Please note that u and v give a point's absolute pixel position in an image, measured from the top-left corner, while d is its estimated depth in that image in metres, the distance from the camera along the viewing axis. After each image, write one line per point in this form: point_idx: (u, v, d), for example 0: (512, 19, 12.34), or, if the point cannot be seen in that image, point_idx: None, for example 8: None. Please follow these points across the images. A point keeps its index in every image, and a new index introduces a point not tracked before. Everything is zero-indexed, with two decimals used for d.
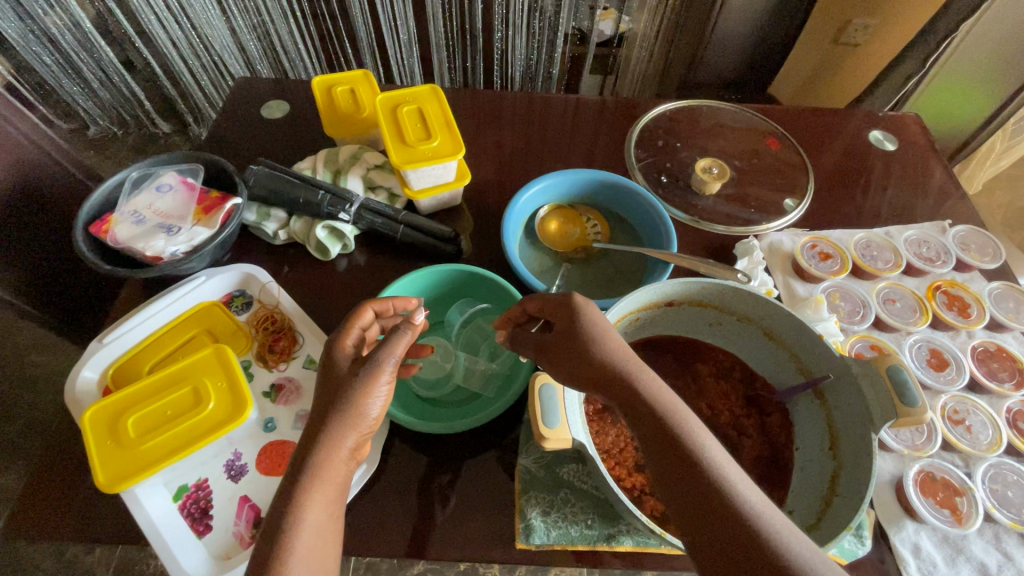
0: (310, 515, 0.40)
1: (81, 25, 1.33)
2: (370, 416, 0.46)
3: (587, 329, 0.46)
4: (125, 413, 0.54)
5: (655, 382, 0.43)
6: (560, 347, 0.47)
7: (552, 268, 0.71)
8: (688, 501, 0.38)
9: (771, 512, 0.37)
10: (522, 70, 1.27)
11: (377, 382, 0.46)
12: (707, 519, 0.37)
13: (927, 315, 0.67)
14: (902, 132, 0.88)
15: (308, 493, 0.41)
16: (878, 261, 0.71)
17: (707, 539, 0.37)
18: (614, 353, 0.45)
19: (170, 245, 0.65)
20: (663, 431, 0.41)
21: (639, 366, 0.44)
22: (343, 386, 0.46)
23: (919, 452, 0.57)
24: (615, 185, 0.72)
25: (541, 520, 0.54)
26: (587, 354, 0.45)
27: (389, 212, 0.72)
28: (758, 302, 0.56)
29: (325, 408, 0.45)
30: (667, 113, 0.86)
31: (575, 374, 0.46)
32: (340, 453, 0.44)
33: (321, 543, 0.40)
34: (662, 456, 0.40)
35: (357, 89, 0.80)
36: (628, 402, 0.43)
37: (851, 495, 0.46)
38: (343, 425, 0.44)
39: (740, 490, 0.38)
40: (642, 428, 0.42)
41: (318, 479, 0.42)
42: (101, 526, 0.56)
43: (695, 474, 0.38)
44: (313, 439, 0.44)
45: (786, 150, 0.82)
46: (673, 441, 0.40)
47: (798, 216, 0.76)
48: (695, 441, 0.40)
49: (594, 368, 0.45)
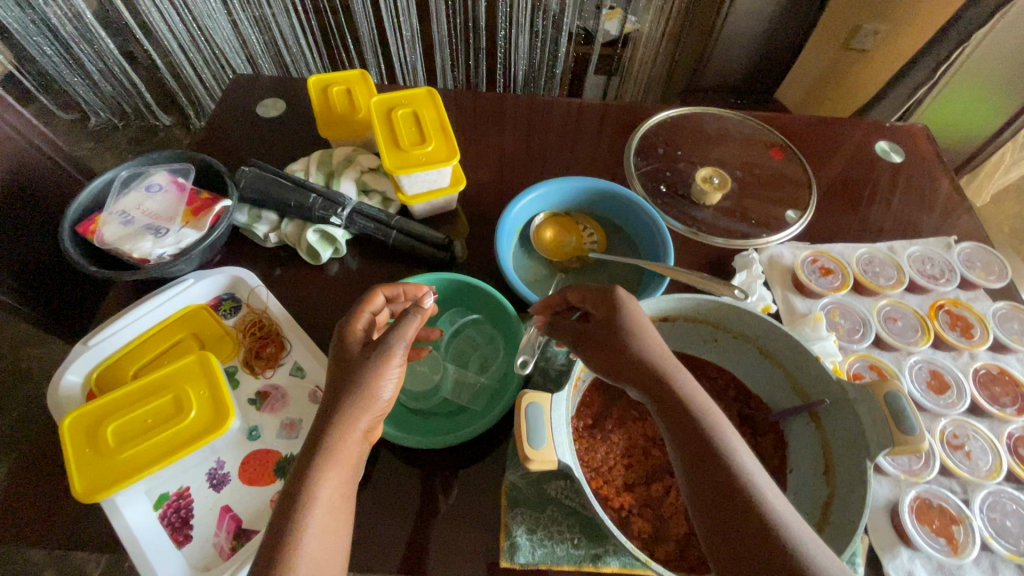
0: (319, 501, 0.40)
1: (82, 16, 1.31)
2: (382, 398, 0.46)
3: (630, 323, 0.47)
4: (105, 421, 0.53)
5: (689, 382, 0.45)
6: (599, 337, 0.48)
7: (546, 277, 0.70)
8: (714, 497, 0.39)
9: (787, 510, 0.38)
10: (525, 69, 1.26)
11: (389, 363, 0.47)
12: (733, 515, 0.38)
13: (929, 335, 0.65)
14: (910, 143, 0.86)
15: (319, 475, 0.41)
16: (880, 278, 0.70)
17: (730, 535, 0.38)
18: (652, 349, 0.46)
19: (157, 248, 0.63)
20: (694, 427, 0.42)
21: (674, 365, 0.46)
22: (355, 370, 0.46)
23: (916, 478, 0.56)
24: (613, 195, 0.71)
25: (527, 538, 0.53)
26: (626, 346, 0.46)
27: (382, 217, 0.71)
28: (753, 320, 0.54)
29: (340, 388, 0.46)
30: (669, 120, 0.85)
31: (612, 364, 0.47)
32: (352, 436, 0.44)
33: (332, 527, 0.40)
34: (691, 452, 0.41)
35: (353, 90, 0.79)
36: (661, 398, 0.45)
37: (845, 525, 0.44)
38: (357, 407, 0.44)
39: (764, 491, 0.39)
40: (672, 423, 0.43)
41: (332, 464, 0.42)
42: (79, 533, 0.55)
43: (723, 472, 0.40)
44: (326, 420, 0.44)
45: (789, 161, 0.80)
46: (704, 438, 0.41)
47: (800, 229, 0.75)
48: (725, 441, 0.41)
49: (632, 360, 0.46)
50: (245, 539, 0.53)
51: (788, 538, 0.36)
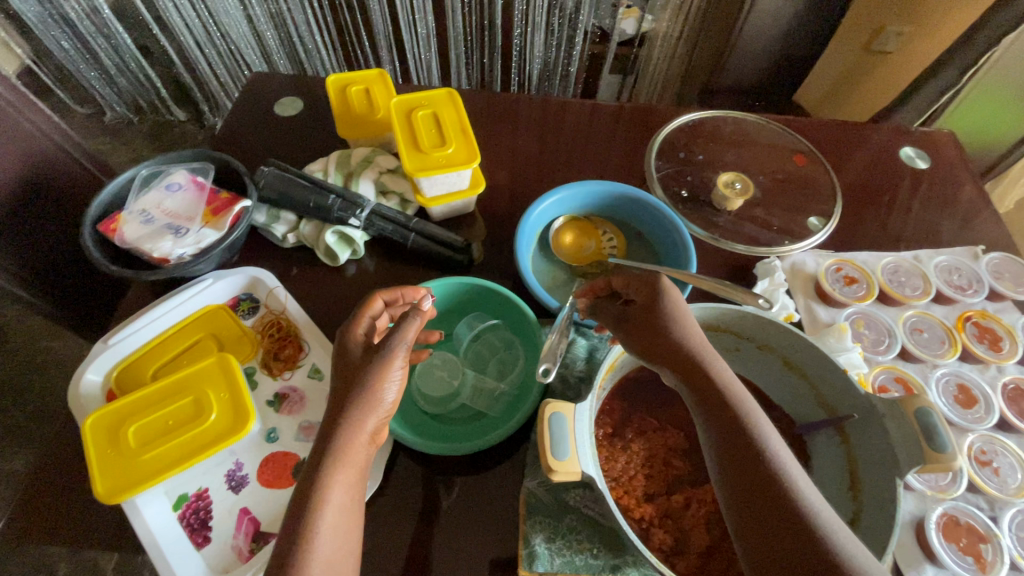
0: (332, 502, 0.40)
1: (100, 11, 1.32)
2: (386, 400, 0.46)
3: (671, 308, 0.48)
4: (127, 421, 0.53)
5: (725, 370, 0.46)
6: (642, 321, 0.49)
7: (565, 283, 0.69)
8: (745, 478, 0.39)
9: (817, 499, 0.38)
10: (540, 68, 1.25)
11: (392, 365, 0.46)
12: (765, 501, 0.38)
13: (956, 347, 0.64)
14: (935, 149, 0.85)
15: (331, 473, 0.41)
16: (906, 287, 0.68)
17: (760, 521, 0.37)
18: (692, 336, 0.47)
19: (177, 248, 0.63)
20: (729, 411, 0.42)
21: (711, 354, 0.47)
22: (359, 374, 0.46)
23: (943, 494, 0.55)
24: (634, 199, 0.70)
25: (546, 547, 0.52)
26: (666, 330, 0.48)
27: (401, 219, 0.71)
28: (779, 331, 0.53)
29: (345, 390, 0.46)
30: (690, 123, 0.83)
31: (652, 347, 0.48)
32: (358, 439, 0.43)
33: (343, 527, 0.40)
34: (725, 437, 0.41)
35: (372, 90, 0.79)
36: (697, 383, 0.45)
37: (873, 544, 0.44)
38: (363, 409, 0.44)
39: (796, 477, 0.39)
40: (708, 408, 0.43)
41: (341, 464, 0.41)
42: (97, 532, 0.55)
43: (755, 454, 0.40)
44: (332, 422, 0.44)
45: (812, 167, 0.79)
46: (739, 424, 0.41)
47: (824, 237, 0.73)
48: (759, 427, 0.41)
49: (671, 344, 0.47)
50: (264, 542, 0.53)
51: (821, 526, 0.36)
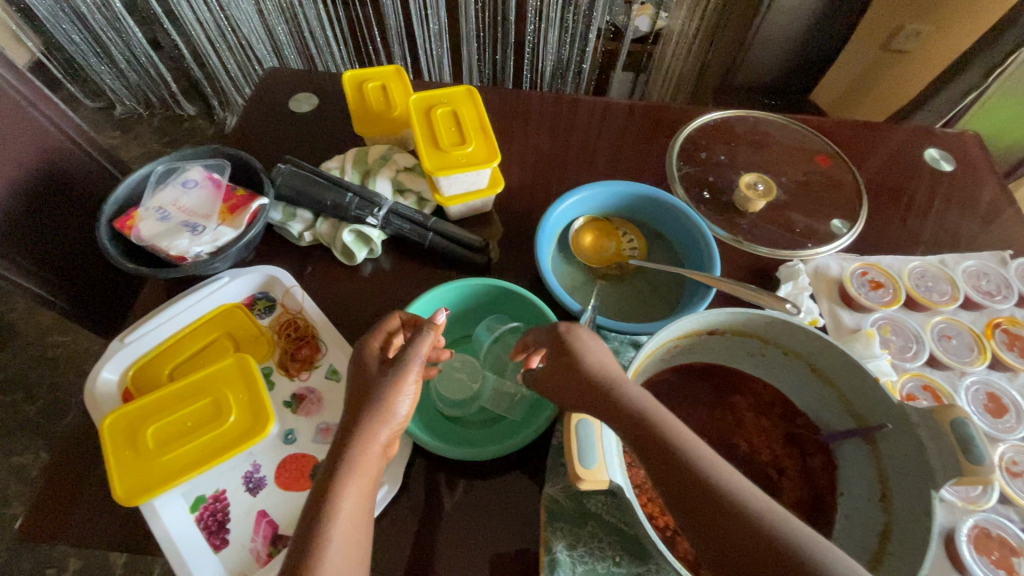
0: (344, 508, 0.39)
1: (110, 5, 1.31)
2: (399, 414, 0.46)
3: (579, 348, 0.49)
4: (145, 423, 0.52)
5: (640, 391, 0.45)
6: (558, 373, 0.49)
7: (585, 285, 0.68)
8: (679, 495, 0.38)
9: (756, 497, 0.37)
10: (553, 64, 1.23)
11: (406, 378, 0.47)
12: (715, 524, 0.36)
13: (985, 355, 0.63)
14: (961, 151, 0.83)
15: (344, 481, 0.40)
16: (933, 293, 0.67)
17: (720, 548, 0.35)
18: (597, 367, 0.47)
19: (194, 245, 0.63)
20: (646, 430, 0.41)
21: (625, 382, 0.46)
22: (369, 387, 0.46)
23: (974, 505, 0.54)
24: (656, 200, 0.69)
25: (567, 554, 0.51)
26: (582, 372, 0.47)
27: (419, 218, 0.70)
28: (809, 337, 0.52)
29: (356, 403, 0.45)
30: (711, 122, 0.82)
31: (574, 396, 0.48)
32: (371, 449, 0.43)
33: (355, 535, 0.39)
34: (655, 467, 0.40)
35: (389, 86, 0.78)
36: (619, 417, 0.43)
37: (907, 557, 0.43)
38: (376, 420, 0.44)
39: (725, 481, 0.38)
40: (634, 441, 0.42)
41: (355, 473, 0.41)
42: (104, 534, 0.53)
43: (681, 467, 0.39)
44: (346, 434, 0.43)
45: (836, 168, 0.78)
46: (664, 446, 0.40)
47: (849, 240, 0.72)
48: (680, 439, 0.40)
49: (589, 386, 0.46)
50: (282, 545, 0.52)
51: (760, 525, 0.35)
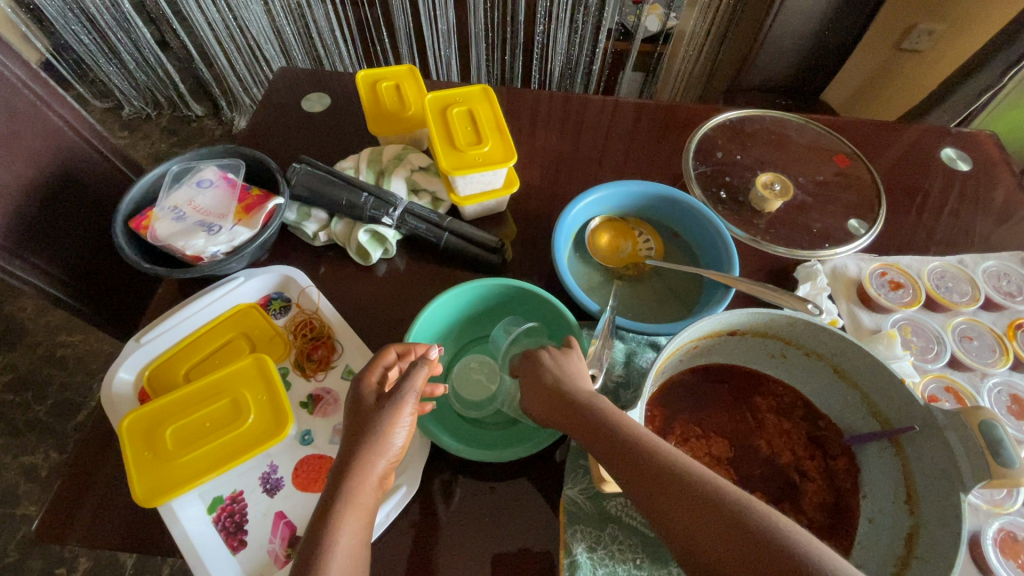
0: (341, 544, 0.38)
1: (120, 5, 1.32)
2: (395, 445, 0.44)
3: (551, 371, 0.50)
4: (163, 424, 0.52)
5: (614, 409, 0.45)
6: (532, 393, 0.51)
7: (601, 285, 0.68)
8: (668, 507, 0.37)
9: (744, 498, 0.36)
10: (562, 65, 1.23)
11: (403, 411, 0.45)
12: (683, 515, 0.36)
13: (1007, 356, 0.62)
14: (979, 151, 0.82)
15: (342, 514, 0.39)
16: (953, 293, 0.66)
17: (693, 539, 0.35)
18: (571, 389, 0.48)
19: (210, 245, 0.62)
20: (625, 444, 0.41)
21: (596, 396, 0.47)
22: (366, 422, 0.45)
23: (999, 509, 0.53)
24: (672, 200, 0.68)
25: (588, 556, 0.51)
26: (557, 392, 0.48)
27: (434, 218, 0.70)
28: (832, 338, 0.52)
29: (353, 435, 0.44)
30: (726, 121, 0.82)
31: (551, 414, 0.48)
32: (368, 482, 0.42)
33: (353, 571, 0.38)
34: (637, 479, 0.39)
35: (403, 86, 0.77)
36: (590, 428, 0.44)
37: (935, 562, 0.42)
38: (371, 453, 0.43)
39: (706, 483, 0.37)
40: (608, 451, 0.42)
41: (352, 504, 0.40)
42: (114, 533, 0.52)
43: (664, 480, 0.38)
44: (341, 466, 0.42)
45: (852, 168, 0.77)
46: (642, 456, 0.40)
47: (868, 241, 0.71)
48: (658, 452, 0.40)
49: (561, 403, 0.47)
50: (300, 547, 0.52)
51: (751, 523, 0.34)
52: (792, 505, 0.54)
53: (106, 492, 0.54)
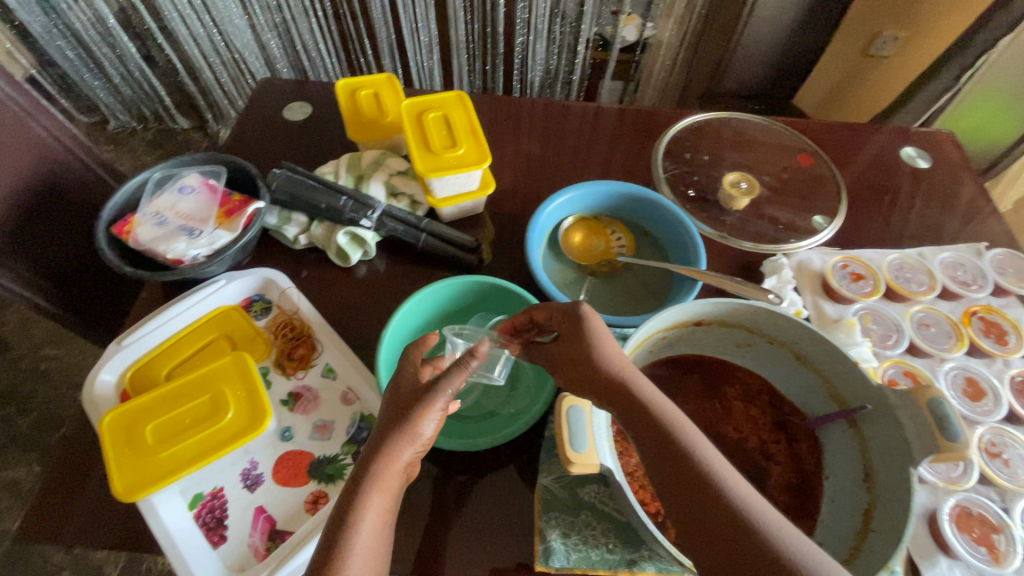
0: (366, 522, 0.39)
1: (105, 21, 1.33)
2: (424, 435, 0.44)
3: (588, 335, 0.47)
4: (144, 420, 0.53)
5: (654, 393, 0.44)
6: (565, 351, 0.49)
7: (575, 282, 0.70)
8: (705, 525, 0.37)
9: (791, 536, 0.36)
10: (542, 75, 1.26)
11: (438, 402, 0.44)
12: (708, 520, 0.37)
13: (963, 341, 0.65)
14: (936, 149, 0.86)
15: (365, 496, 0.40)
16: (912, 283, 0.69)
17: (712, 543, 0.36)
18: (611, 361, 0.46)
19: (191, 248, 0.64)
20: (669, 447, 0.40)
21: (633, 370, 0.45)
22: (400, 410, 0.44)
23: (955, 486, 0.55)
24: (642, 198, 0.71)
25: (562, 542, 0.53)
26: (590, 361, 0.46)
27: (412, 220, 0.71)
28: (790, 325, 0.54)
29: (386, 421, 0.44)
30: (695, 124, 0.85)
31: (581, 379, 0.47)
32: (396, 466, 0.42)
33: (375, 551, 0.39)
34: (676, 486, 0.39)
35: (381, 94, 0.80)
36: (624, 406, 0.44)
37: (889, 532, 0.44)
38: (400, 439, 0.43)
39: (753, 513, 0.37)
40: (644, 442, 0.42)
41: (378, 488, 0.40)
42: (98, 532, 0.53)
43: (708, 497, 0.38)
44: (370, 452, 0.42)
45: (816, 166, 0.80)
46: (689, 466, 0.39)
47: (830, 235, 0.74)
48: (706, 463, 0.39)
49: (596, 373, 0.46)
50: (280, 540, 0.53)
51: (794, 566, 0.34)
52: (759, 488, 0.56)
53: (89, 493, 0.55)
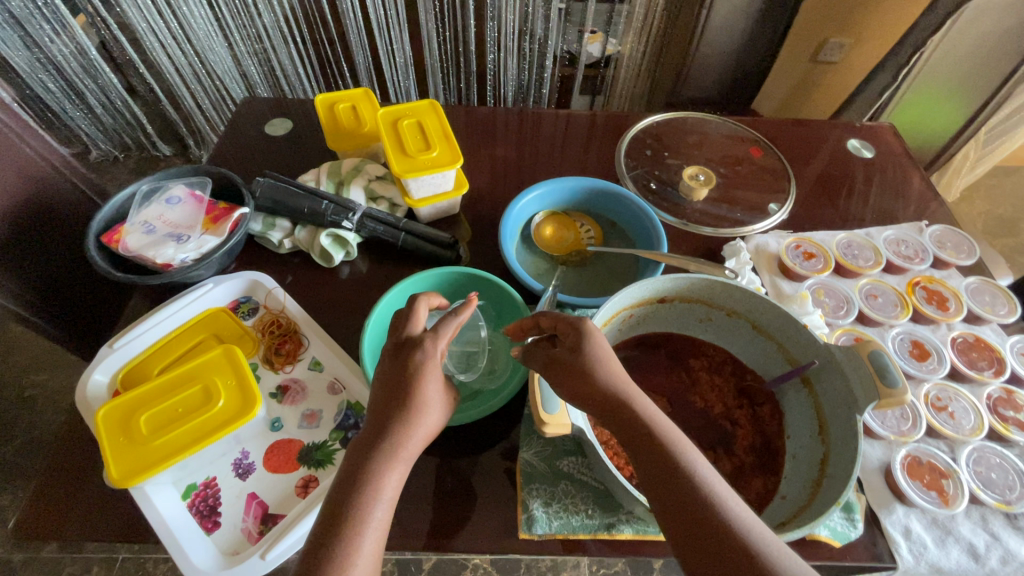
0: (384, 495, 0.43)
1: (87, 52, 1.37)
2: (421, 433, 0.47)
3: (595, 357, 0.46)
4: (138, 411, 0.55)
5: (652, 409, 0.44)
6: (567, 363, 0.46)
7: (549, 271, 0.74)
8: (704, 542, 0.38)
9: (772, 543, 0.38)
10: (514, 90, 1.31)
11: (432, 410, 0.48)
12: (712, 547, 0.38)
13: (908, 309, 0.70)
14: (879, 140, 0.93)
15: (378, 479, 0.43)
16: (859, 259, 0.75)
17: (710, 561, 0.37)
18: (614, 378, 0.45)
19: (179, 253, 0.67)
20: (670, 465, 0.41)
21: (634, 390, 0.45)
22: (401, 407, 0.47)
23: (906, 438, 0.60)
24: (606, 191, 0.76)
25: (543, 511, 0.55)
26: (595, 378, 0.45)
27: (390, 220, 0.75)
28: (743, 296, 0.58)
29: (385, 417, 0.46)
30: (654, 125, 0.91)
31: (585, 393, 0.45)
32: (401, 452, 0.45)
33: (384, 524, 0.42)
34: (674, 502, 0.40)
35: (358, 106, 0.84)
36: (623, 423, 0.44)
37: (840, 475, 0.48)
38: (399, 433, 0.45)
39: (747, 527, 0.38)
40: (645, 459, 0.42)
41: (385, 469, 0.44)
42: (92, 531, 0.55)
43: (706, 517, 0.39)
44: (372, 444, 0.45)
45: (767, 158, 0.86)
46: (688, 485, 0.40)
47: (782, 219, 0.80)
48: (704, 480, 0.40)
49: (598, 391, 0.45)
50: (271, 523, 0.55)
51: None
52: (727, 451, 0.59)
53: (82, 493, 0.57)
